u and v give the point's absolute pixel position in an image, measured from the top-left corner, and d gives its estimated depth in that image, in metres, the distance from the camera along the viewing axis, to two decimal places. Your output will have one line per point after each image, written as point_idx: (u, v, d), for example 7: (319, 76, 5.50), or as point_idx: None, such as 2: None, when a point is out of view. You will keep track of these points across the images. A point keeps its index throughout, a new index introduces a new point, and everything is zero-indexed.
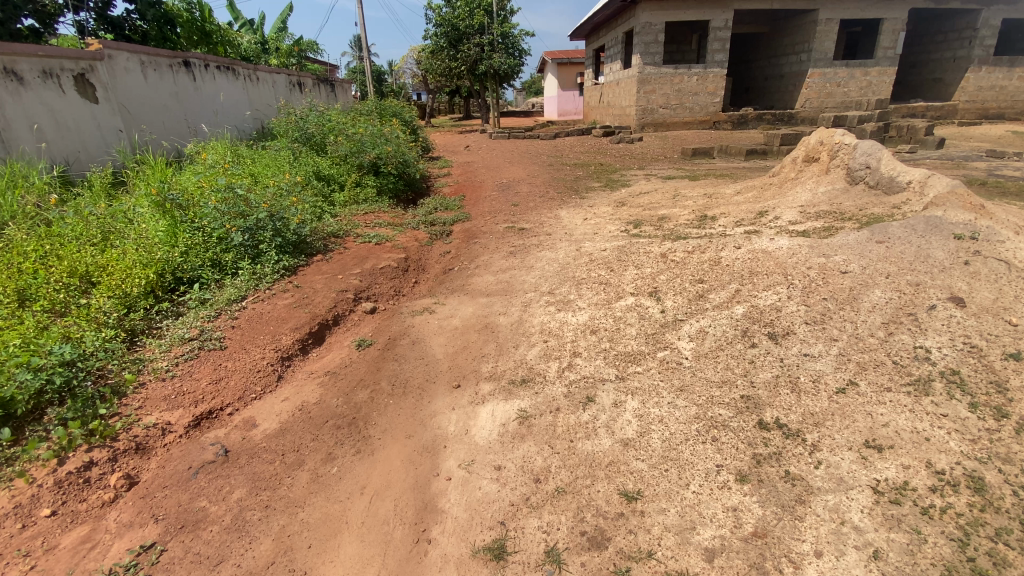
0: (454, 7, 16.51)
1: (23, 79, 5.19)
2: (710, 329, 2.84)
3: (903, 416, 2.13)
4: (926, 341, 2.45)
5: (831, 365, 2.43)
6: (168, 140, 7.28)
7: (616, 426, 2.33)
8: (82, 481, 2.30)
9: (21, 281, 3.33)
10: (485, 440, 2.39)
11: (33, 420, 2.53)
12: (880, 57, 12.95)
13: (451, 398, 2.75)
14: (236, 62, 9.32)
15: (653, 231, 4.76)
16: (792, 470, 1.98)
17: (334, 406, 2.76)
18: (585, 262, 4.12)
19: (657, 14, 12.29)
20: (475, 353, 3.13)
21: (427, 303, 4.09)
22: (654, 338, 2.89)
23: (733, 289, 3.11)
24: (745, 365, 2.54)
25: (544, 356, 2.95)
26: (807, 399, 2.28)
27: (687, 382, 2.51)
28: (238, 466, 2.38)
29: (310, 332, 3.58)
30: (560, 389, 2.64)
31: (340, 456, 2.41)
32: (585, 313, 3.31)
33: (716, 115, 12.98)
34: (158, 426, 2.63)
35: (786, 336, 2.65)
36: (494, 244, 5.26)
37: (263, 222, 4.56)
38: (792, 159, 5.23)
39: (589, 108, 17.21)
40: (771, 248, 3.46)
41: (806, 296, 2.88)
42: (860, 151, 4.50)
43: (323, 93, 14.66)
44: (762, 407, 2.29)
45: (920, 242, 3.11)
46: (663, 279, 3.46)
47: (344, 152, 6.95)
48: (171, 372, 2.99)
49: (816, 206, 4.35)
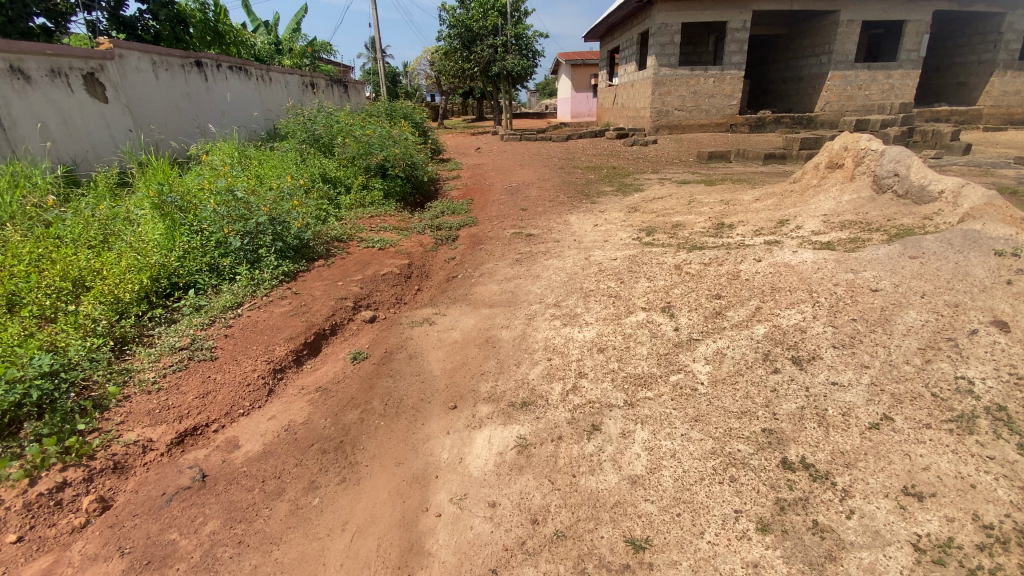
0: (468, 8, 16.38)
1: (30, 77, 5.10)
2: (728, 350, 2.62)
3: (946, 458, 1.89)
4: (969, 371, 2.21)
5: (863, 397, 2.20)
6: (179, 140, 7.23)
7: (624, 460, 2.13)
8: (53, 504, 2.13)
9: (9, 286, 3.21)
10: (480, 471, 2.20)
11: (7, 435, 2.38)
12: (903, 60, 12.55)
13: (446, 420, 2.56)
14: (248, 63, 9.29)
15: (668, 239, 4.55)
16: (821, 521, 1.76)
17: (322, 428, 2.59)
18: (594, 272, 3.92)
19: (673, 14, 12.04)
20: (474, 370, 2.94)
21: (428, 313, 3.90)
22: (667, 359, 2.68)
23: (753, 306, 2.89)
24: (767, 393, 2.32)
25: (547, 376, 2.75)
26: (837, 435, 2.06)
27: (703, 412, 2.29)
28: (214, 493, 2.22)
29: (304, 343, 3.41)
30: (563, 415, 2.44)
31: (323, 485, 2.24)
32: (592, 328, 3.10)
33: (733, 117, 12.67)
34: (138, 444, 2.46)
35: (812, 361, 2.42)
36: (500, 251, 5.07)
37: (262, 226, 4.40)
38: (815, 164, 5.00)
39: (603, 110, 16.95)
40: (794, 262, 3.23)
41: (833, 316, 2.64)
42: (887, 158, 4.23)
43: (336, 94, 14.65)
44: (786, 443, 2.06)
45: (958, 258, 2.86)
46: (678, 293, 3.24)
47: (352, 153, 6.82)
48: (157, 384, 2.83)
49: (841, 215, 4.10)
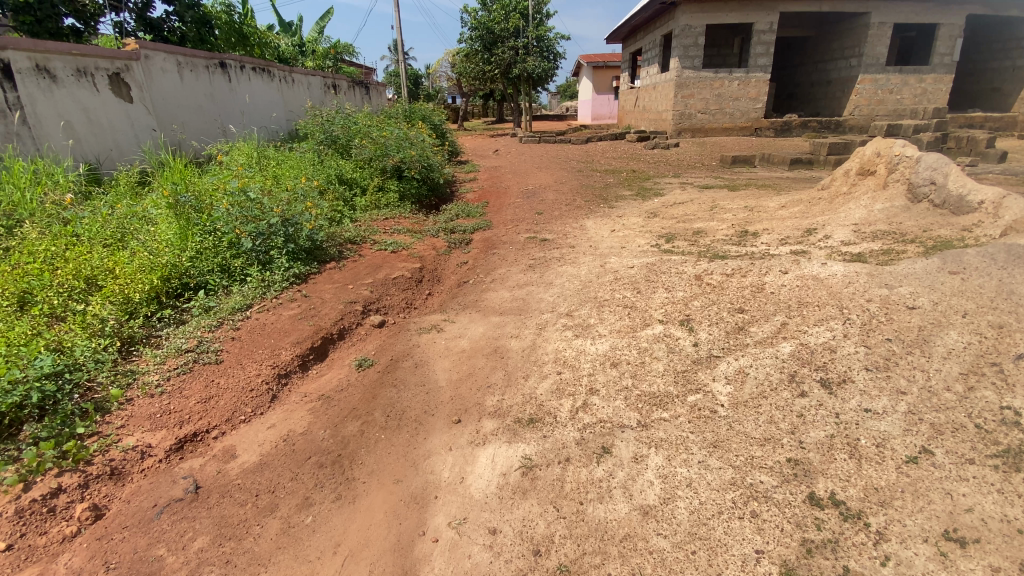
0: (490, 10, 16.31)
1: (56, 76, 5.15)
2: (751, 370, 2.45)
3: (991, 499, 1.70)
4: (1016, 401, 1.98)
5: (899, 427, 2.01)
6: (201, 140, 7.29)
7: (635, 488, 1.98)
8: (46, 510, 2.07)
9: (22, 284, 3.20)
10: (481, 493, 2.08)
11: (6, 436, 2.32)
12: (936, 64, 12.10)
13: (449, 436, 2.44)
14: (271, 65, 9.38)
15: (688, 247, 4.37)
16: (852, 567, 1.58)
17: (320, 440, 2.49)
18: (609, 281, 3.77)
19: (698, 15, 11.77)
20: (481, 382, 2.82)
21: (437, 320, 3.79)
22: (684, 377, 2.52)
23: (779, 322, 2.72)
24: (793, 419, 2.14)
25: (556, 391, 2.61)
26: (870, 468, 1.88)
27: (722, 437, 2.13)
28: (206, 507, 2.15)
29: (311, 348, 3.33)
30: (572, 434, 2.30)
31: (317, 503, 2.15)
32: (605, 341, 2.95)
33: (758, 121, 12.35)
34: (136, 449, 2.40)
35: (842, 385, 2.24)
36: (513, 256, 4.94)
37: (275, 227, 4.31)
38: (845, 171, 4.77)
39: (624, 113, 16.73)
40: (823, 275, 3.04)
41: (866, 335, 2.45)
42: (923, 165, 4.00)
43: (358, 95, 14.77)
44: (814, 475, 1.89)
45: (1003, 274, 2.62)
46: (697, 305, 3.08)
47: (368, 155, 6.78)
48: (160, 388, 2.76)
49: (873, 225, 3.88)
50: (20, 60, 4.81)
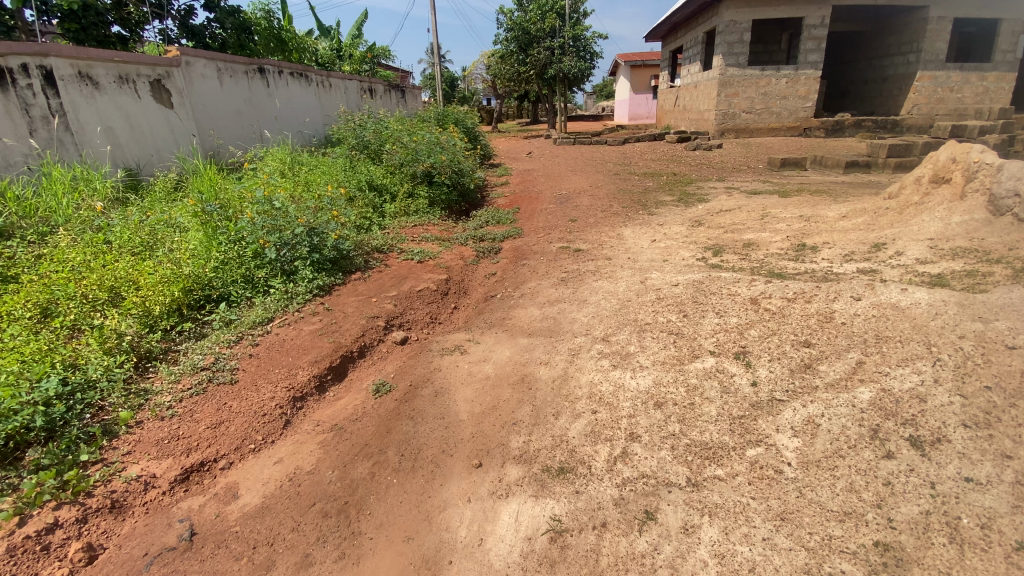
0: (526, 11, 16.05)
1: (99, 83, 5.15)
2: (824, 420, 2.10)
3: None
4: None
5: (1007, 503, 1.65)
6: (239, 145, 7.28)
7: (684, 569, 1.67)
8: (39, 548, 1.90)
9: (46, 294, 3.10)
10: (502, 562, 1.81)
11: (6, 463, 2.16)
12: (998, 61, 11.16)
13: (468, 483, 2.17)
14: (309, 69, 9.39)
15: (738, 261, 3.97)
16: None
17: (327, 483, 2.26)
18: (650, 300, 3.42)
19: (743, 10, 11.17)
20: (505, 418, 2.53)
21: (461, 339, 3.51)
22: (742, 426, 2.17)
23: (854, 360, 2.35)
24: (879, 487, 1.80)
25: (590, 435, 2.30)
26: (975, 558, 1.53)
27: (791, 508, 1.79)
28: (200, 558, 1.93)
29: (330, 367, 3.12)
30: (610, 492, 2.00)
31: (318, 562, 1.91)
32: (648, 374, 2.61)
33: (807, 120, 11.63)
34: (140, 480, 2.21)
35: (937, 445, 1.88)
36: (544, 268, 4.64)
37: (299, 237, 4.11)
38: (915, 178, 4.26)
39: (663, 112, 16.15)
40: (903, 302, 2.64)
41: (960, 382, 2.09)
42: (1007, 174, 3.50)
43: (392, 98, 14.73)
44: (907, 566, 1.55)
45: None
46: (755, 335, 2.71)
47: (399, 160, 6.60)
48: (171, 411, 2.57)
49: (951, 240, 3.40)
50: (62, 68, 4.82)
